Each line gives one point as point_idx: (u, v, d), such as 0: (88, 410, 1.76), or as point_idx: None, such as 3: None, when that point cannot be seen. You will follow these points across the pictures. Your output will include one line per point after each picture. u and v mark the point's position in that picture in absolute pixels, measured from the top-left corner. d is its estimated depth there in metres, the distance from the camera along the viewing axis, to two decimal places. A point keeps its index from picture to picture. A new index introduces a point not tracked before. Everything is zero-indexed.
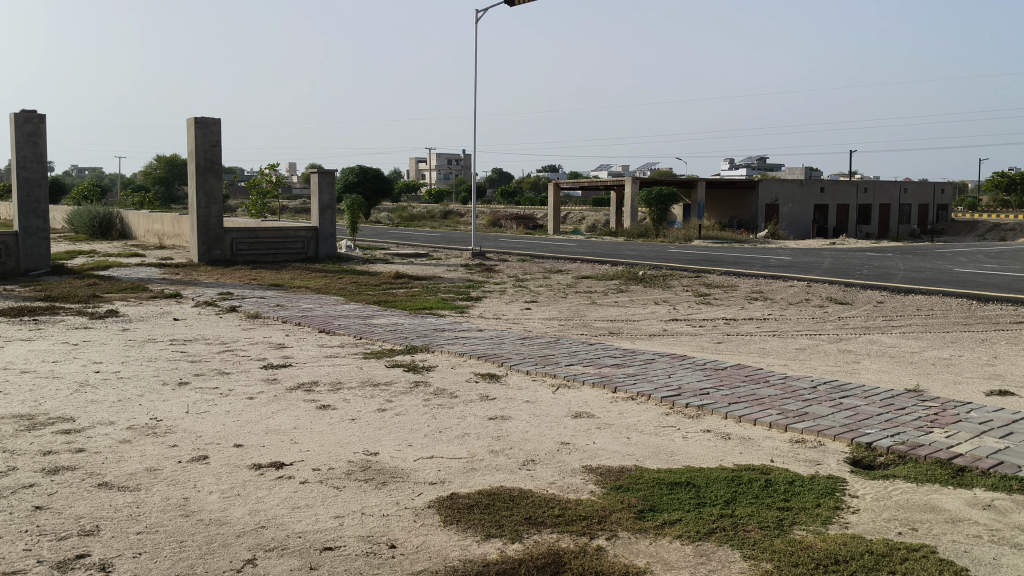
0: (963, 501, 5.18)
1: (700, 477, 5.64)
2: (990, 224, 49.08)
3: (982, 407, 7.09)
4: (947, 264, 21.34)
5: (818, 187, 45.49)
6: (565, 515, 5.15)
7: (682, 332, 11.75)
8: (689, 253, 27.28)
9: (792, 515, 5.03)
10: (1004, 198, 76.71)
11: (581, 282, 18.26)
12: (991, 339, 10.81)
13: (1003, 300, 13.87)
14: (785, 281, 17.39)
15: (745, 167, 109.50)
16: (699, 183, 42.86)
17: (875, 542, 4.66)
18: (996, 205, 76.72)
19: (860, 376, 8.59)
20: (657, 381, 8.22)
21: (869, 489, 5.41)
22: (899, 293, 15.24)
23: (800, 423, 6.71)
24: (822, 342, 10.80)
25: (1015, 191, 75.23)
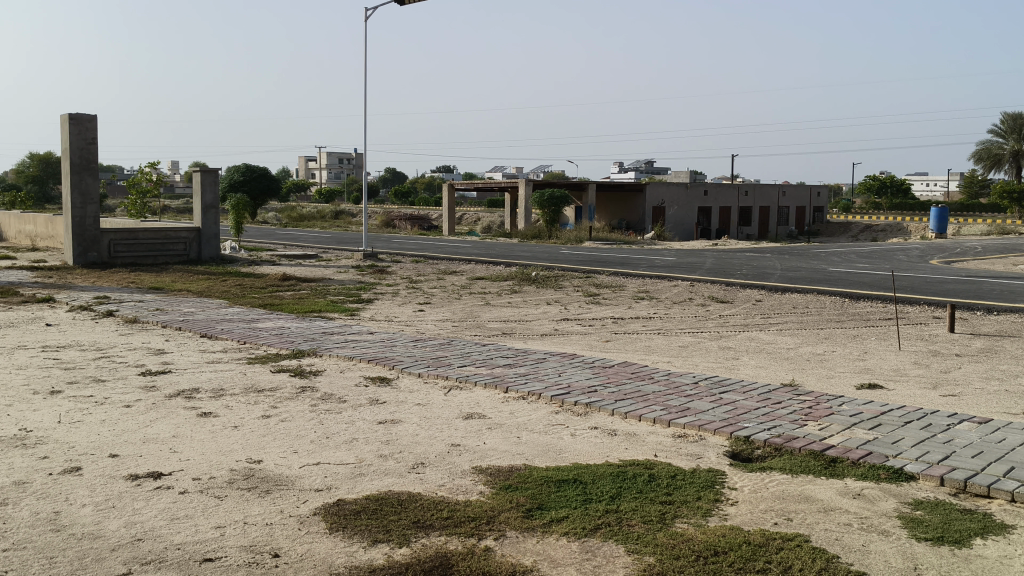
0: (835, 490, 5.41)
1: (587, 474, 5.71)
2: (862, 225, 51.91)
3: (852, 400, 7.43)
4: (821, 264, 22.30)
5: (702, 190, 46.93)
6: (453, 516, 5.13)
7: (572, 331, 11.88)
8: (580, 253, 27.77)
9: (674, 509, 5.15)
10: (874, 199, 80.89)
11: (473, 283, 18.27)
12: (862, 335, 11.35)
13: (872, 298, 14.60)
14: (670, 281, 17.82)
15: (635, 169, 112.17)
16: (589, 184, 43.53)
17: (752, 533, 4.80)
18: (867, 207, 80.80)
19: (740, 372, 8.87)
20: (547, 380, 8.27)
21: (747, 481, 5.58)
22: (777, 291, 15.85)
23: (683, 418, 6.87)
24: (705, 340, 11.10)
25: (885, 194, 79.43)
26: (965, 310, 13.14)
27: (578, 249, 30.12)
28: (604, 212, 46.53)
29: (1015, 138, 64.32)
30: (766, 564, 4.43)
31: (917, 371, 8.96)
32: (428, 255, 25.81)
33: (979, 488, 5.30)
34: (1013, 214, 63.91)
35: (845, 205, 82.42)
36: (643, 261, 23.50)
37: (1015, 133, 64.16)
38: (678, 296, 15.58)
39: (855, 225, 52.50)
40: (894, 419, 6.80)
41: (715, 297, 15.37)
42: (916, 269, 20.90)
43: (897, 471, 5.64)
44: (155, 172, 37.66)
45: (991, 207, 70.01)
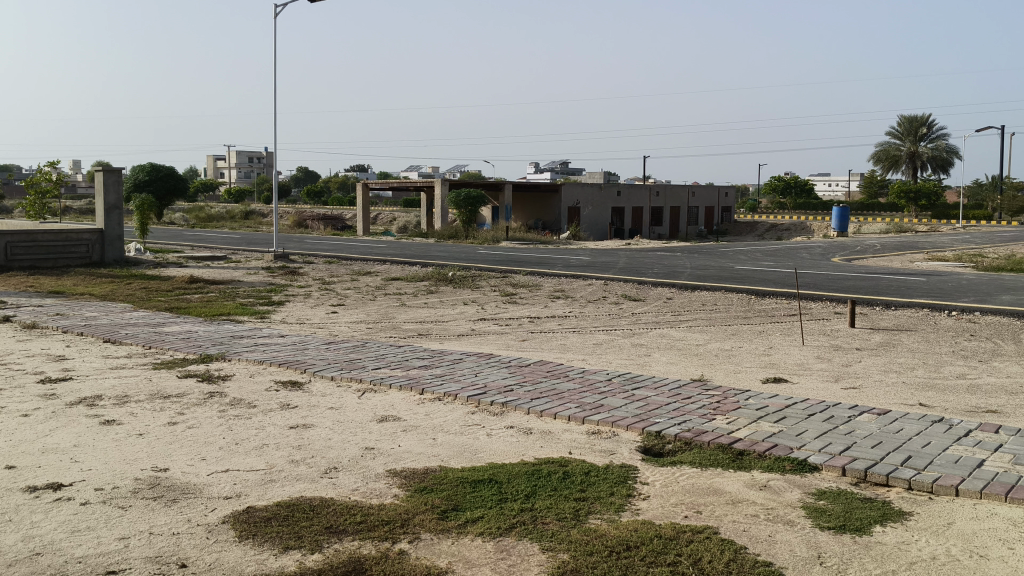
0: (743, 483, 5.55)
1: (502, 473, 5.71)
2: (768, 225, 53.49)
3: (759, 394, 7.63)
4: (729, 263, 22.87)
5: (615, 191, 47.61)
6: (366, 521, 5.06)
7: (488, 331, 11.89)
8: (496, 253, 27.82)
9: (588, 505, 5.20)
10: (780, 200, 83.35)
11: (389, 284, 18.12)
12: (768, 330, 11.68)
13: (778, 295, 15.04)
14: (584, 280, 18.02)
15: (549, 170, 113.16)
16: (506, 184, 43.62)
17: (664, 527, 4.89)
18: (773, 207, 83.17)
19: (651, 369, 9.03)
20: (463, 381, 8.25)
21: (658, 476, 5.68)
22: (687, 289, 16.18)
23: (597, 415, 6.94)
24: (618, 337, 11.25)
25: (790, 194, 81.93)
26: (864, 306, 13.66)
27: (493, 249, 30.21)
28: (520, 211, 46.75)
29: (911, 140, 67.10)
30: (676, 557, 4.50)
31: (820, 365, 9.26)
32: (343, 256, 25.53)
33: (878, 478, 5.50)
34: (909, 214, 66.85)
35: (752, 205, 84.78)
36: (557, 261, 23.70)
37: (911, 135, 66.90)
38: (592, 295, 15.77)
39: (762, 225, 54.03)
40: (799, 411, 7.01)
41: (628, 295, 15.59)
42: (819, 266, 21.64)
43: (801, 462, 5.82)
44: (55, 171, 36.22)
45: (889, 207, 72.95)
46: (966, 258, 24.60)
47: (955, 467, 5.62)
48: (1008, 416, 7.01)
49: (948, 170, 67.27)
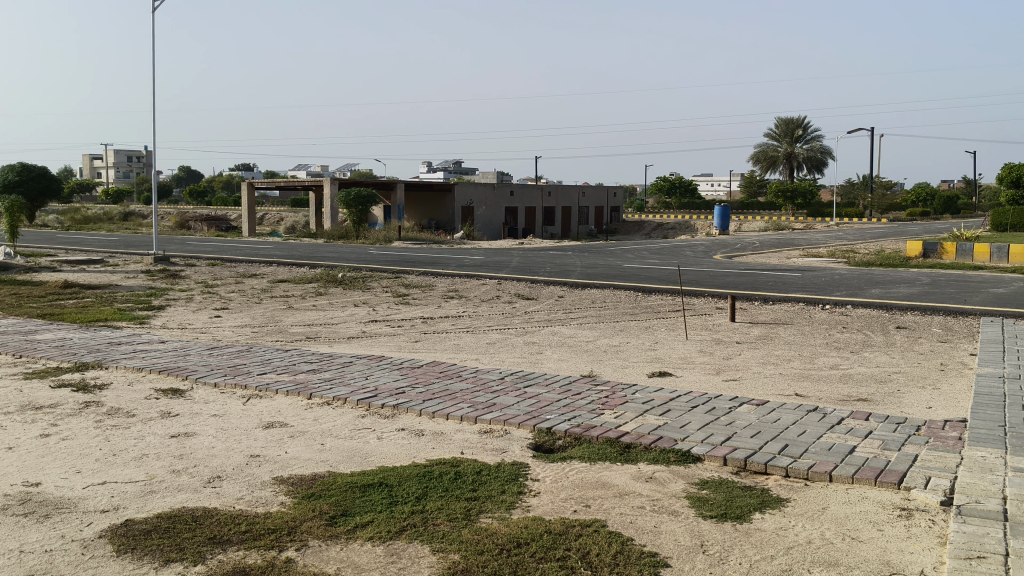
0: (630, 475, 5.67)
1: (392, 476, 5.66)
2: (655, 224, 54.84)
3: (646, 388, 7.80)
4: (618, 262, 22.77)
5: (507, 190, 47.89)
6: (252, 530, 4.94)
7: (380, 333, 11.79)
8: (388, 253, 27.57)
9: (478, 504, 5.20)
10: (666, 199, 85.45)
11: (276, 286, 17.72)
12: (654, 326, 11.97)
13: (663, 291, 15.43)
14: (477, 279, 18.06)
15: (440, 169, 112.94)
16: (398, 184, 43.29)
17: (553, 522, 4.94)
18: (659, 206, 85.22)
19: (543, 366, 9.12)
20: (354, 384, 8.14)
21: (549, 472, 5.73)
22: (577, 287, 16.40)
23: (489, 414, 6.96)
24: (510, 336, 11.31)
25: (675, 194, 83.96)
26: (744, 301, 14.15)
27: (385, 250, 29.98)
28: (413, 211, 46.48)
29: (788, 142, 69.83)
30: (565, 552, 4.55)
31: (703, 359, 9.55)
32: (228, 258, 24.82)
33: (757, 466, 5.71)
34: (787, 212, 69.68)
35: (640, 204, 86.65)
36: (449, 260, 23.66)
37: (788, 137, 69.59)
38: (485, 294, 15.82)
39: (649, 225, 55.34)
40: (683, 404, 7.21)
41: (520, 294, 15.71)
42: (702, 263, 22.29)
43: (685, 453, 5.98)
44: None
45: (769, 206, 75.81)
46: (838, 254, 25.79)
47: (828, 454, 5.88)
48: (877, 404, 7.39)
49: (822, 170, 70.39)
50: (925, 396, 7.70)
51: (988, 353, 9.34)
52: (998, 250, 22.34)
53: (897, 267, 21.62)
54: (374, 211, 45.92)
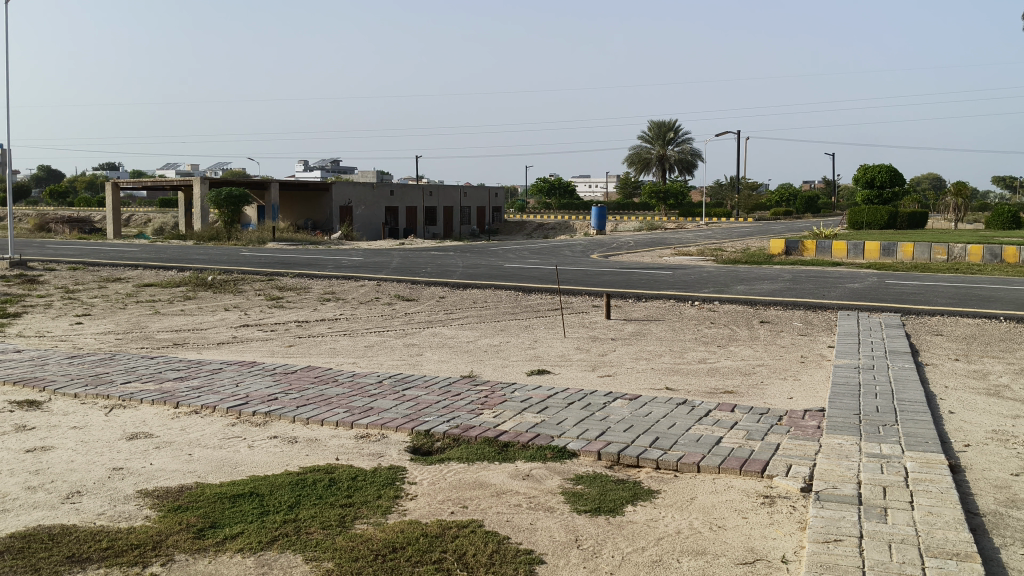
0: (507, 474, 5.70)
1: (264, 485, 5.51)
2: (535, 224, 55.49)
3: (524, 386, 7.87)
4: (499, 262, 22.86)
5: (388, 190, 47.43)
6: (114, 546, 4.71)
7: (252, 338, 11.47)
8: (262, 254, 26.86)
9: (354, 511, 5.11)
10: (546, 199, 86.44)
11: (143, 291, 17.01)
12: (533, 325, 12.09)
13: (542, 290, 15.61)
14: (355, 281, 17.84)
15: (319, 168, 111.03)
16: (272, 184, 42.26)
17: (429, 525, 4.89)
18: (539, 207, 86.08)
19: (421, 368, 9.07)
20: (224, 392, 7.88)
21: (426, 475, 5.70)
22: (457, 288, 16.41)
23: (365, 418, 6.87)
24: (389, 338, 11.21)
25: (554, 194, 85.67)
26: (619, 299, 14.46)
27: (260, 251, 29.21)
28: (290, 211, 45.53)
29: (660, 144, 71.88)
30: (442, 554, 4.52)
31: (580, 356, 9.70)
32: (90, 261, 23.67)
33: (630, 459, 5.83)
34: (661, 212, 71.63)
35: (519, 205, 87.23)
36: (328, 262, 23.27)
37: (660, 139, 71.59)
38: (363, 296, 15.64)
39: (531, 225, 55.95)
40: (560, 401, 7.30)
41: (400, 295, 15.59)
42: (579, 262, 22.68)
43: (560, 450, 6.05)
44: None
45: (645, 207, 77.69)
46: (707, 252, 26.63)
47: (697, 445, 6.06)
48: (742, 396, 7.67)
49: (694, 171, 72.70)
50: (786, 387, 8.04)
51: (844, 345, 9.84)
52: (854, 248, 23.58)
53: (762, 264, 22.53)
54: (249, 211, 44.73)
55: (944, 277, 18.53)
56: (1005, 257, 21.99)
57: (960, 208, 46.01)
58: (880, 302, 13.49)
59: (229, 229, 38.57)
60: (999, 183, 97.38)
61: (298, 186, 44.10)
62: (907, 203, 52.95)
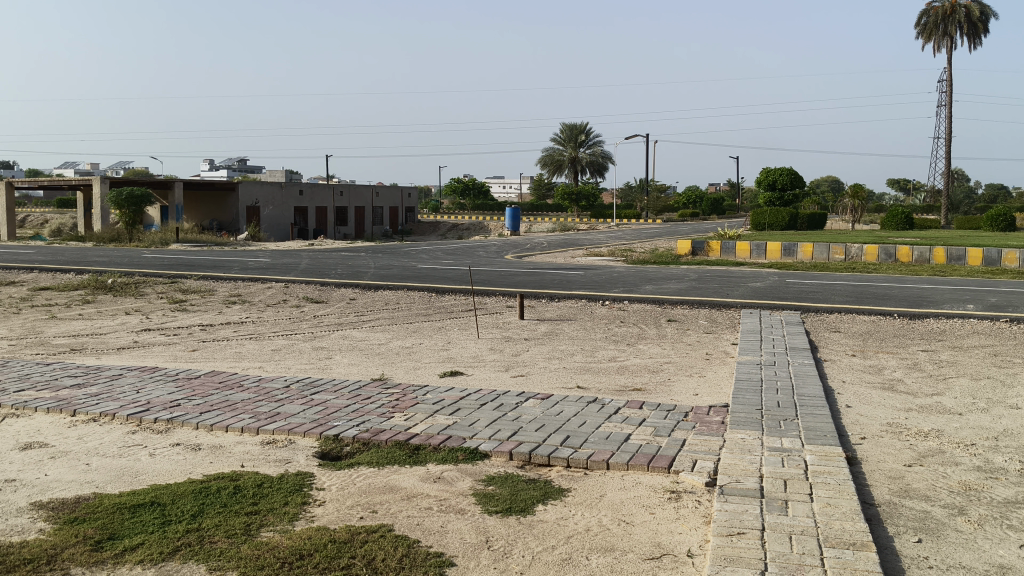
0: (418, 477, 5.67)
1: (166, 494, 5.35)
2: (449, 225, 55.44)
3: (436, 388, 7.84)
4: (409, 262, 23.15)
5: (297, 190, 46.63)
6: (5, 562, 4.50)
7: (154, 343, 11.12)
8: (166, 256, 26.12)
9: (259, 518, 5.01)
10: (459, 200, 86.26)
11: (37, 295, 16.30)
12: (446, 326, 12.05)
13: (455, 291, 15.60)
14: (263, 283, 17.48)
15: (226, 168, 108.53)
16: (176, 184, 41.13)
17: (337, 531, 4.82)
18: (453, 208, 85.75)
19: (331, 371, 8.95)
20: (124, 398, 7.63)
21: (335, 480, 5.62)
22: (368, 289, 16.26)
23: (272, 424, 6.74)
24: (297, 342, 11.02)
25: (469, 195, 85.21)
26: (533, 299, 14.55)
27: (162, 253, 28.33)
28: (196, 211, 44.36)
29: (572, 146, 72.61)
30: (350, 559, 4.46)
31: (493, 357, 9.71)
32: None
33: (541, 459, 5.87)
34: (574, 212, 72.29)
35: (433, 206, 86.67)
36: (234, 263, 22.75)
37: (572, 142, 72.37)
38: (271, 298, 15.36)
39: (445, 225, 55.83)
40: (472, 402, 7.30)
41: (309, 297, 15.37)
42: (491, 263, 22.69)
43: (472, 451, 6.05)
44: None
45: (558, 208, 78.26)
46: (617, 253, 26.99)
47: (607, 442, 6.14)
48: (651, 392, 7.81)
49: (604, 173, 73.71)
50: (692, 384, 8.21)
51: (747, 342, 10.11)
52: (757, 249, 24.25)
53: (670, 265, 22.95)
54: (152, 211, 43.40)
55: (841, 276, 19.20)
56: (898, 257, 22.94)
57: (857, 210, 47.83)
58: (782, 301, 13.90)
59: (130, 230, 37.34)
60: (894, 186, 101.58)
61: (204, 186, 43.00)
62: (807, 205, 54.79)
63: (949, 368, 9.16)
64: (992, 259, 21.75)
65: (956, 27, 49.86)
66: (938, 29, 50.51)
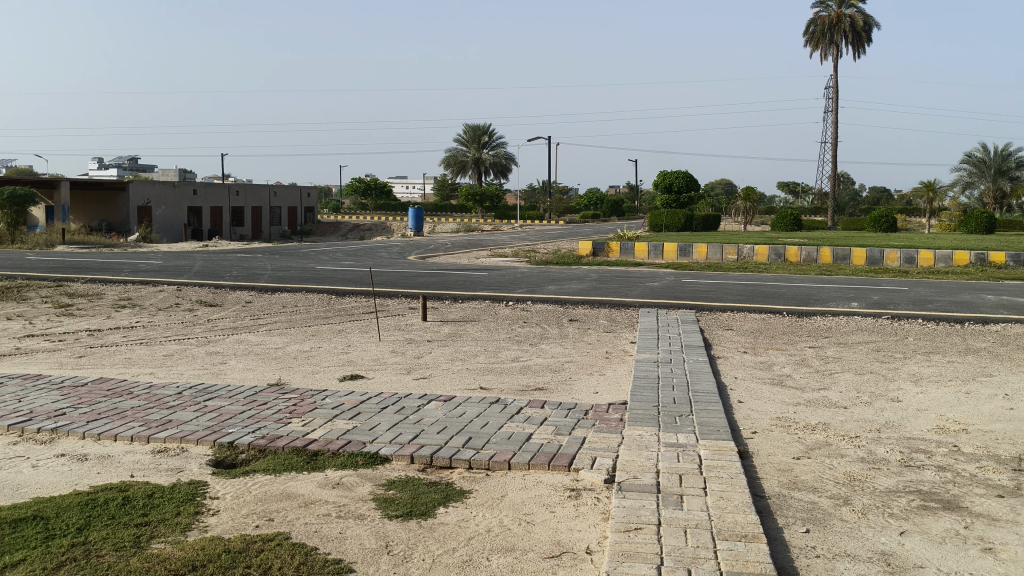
0: (316, 483, 5.58)
1: (50, 508, 5.12)
2: (350, 226, 54.88)
3: (335, 393, 7.74)
4: (305, 261, 23.54)
5: (191, 189, 45.33)
6: None
7: (37, 349, 10.64)
8: (49, 258, 25.05)
9: (149, 530, 4.85)
10: (361, 200, 85.38)
11: None
12: (346, 329, 11.92)
13: (355, 293, 15.44)
14: (154, 286, 16.94)
15: (118, 167, 104.59)
16: (62, 183, 39.51)
17: (232, 540, 4.71)
18: (354, 207, 84.75)
19: (226, 377, 8.74)
20: (3, 408, 7.27)
21: (229, 488, 5.49)
22: (266, 292, 15.95)
23: (164, 431, 6.54)
24: (191, 347, 10.72)
25: (371, 195, 84.04)
26: (435, 300, 14.54)
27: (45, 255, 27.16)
28: (84, 211, 42.69)
29: (475, 146, 72.58)
30: (245, 569, 4.36)
31: (394, 359, 9.66)
32: None
33: (442, 461, 5.86)
34: (477, 213, 72.42)
35: (334, 206, 85.26)
36: (124, 265, 21.97)
37: (475, 143, 72.42)
38: (163, 302, 14.90)
39: (347, 226, 55.21)
40: (372, 406, 7.24)
41: (204, 301, 14.96)
42: (391, 264, 22.53)
43: (372, 455, 6.00)
44: None
45: (462, 209, 78.17)
46: (520, 254, 27.23)
47: (508, 443, 6.18)
48: (553, 392, 7.89)
49: (508, 174, 74.28)
50: (592, 382, 8.35)
51: (645, 340, 10.34)
52: (654, 249, 24.79)
53: (570, 265, 23.24)
54: (37, 211, 41.50)
55: (734, 276, 19.76)
56: (788, 257, 23.78)
57: (751, 211, 49.40)
58: (679, 300, 14.26)
59: (12, 230, 35.61)
60: (785, 188, 105.29)
61: (91, 185, 41.39)
62: (703, 206, 56.26)
63: (834, 363, 9.55)
64: (875, 258, 22.79)
65: (841, 36, 52.08)
66: (824, 39, 52.57)
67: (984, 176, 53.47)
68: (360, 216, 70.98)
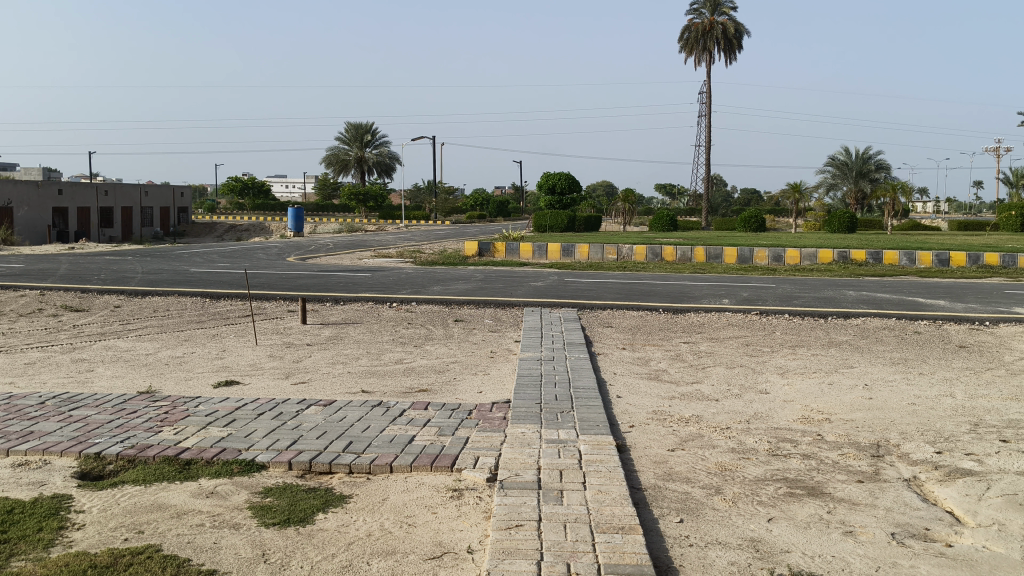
0: (189, 493, 5.44)
1: None
2: (226, 227, 53.45)
3: (209, 399, 7.54)
4: (179, 263, 23.14)
5: (56, 189, 43.19)
6: None
7: None
8: None
9: (9, 547, 4.62)
10: (238, 200, 83.24)
11: None
12: (222, 333, 11.60)
13: (230, 296, 15.06)
14: (13, 291, 16.05)
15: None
16: None
17: (99, 555, 4.54)
18: (231, 207, 82.43)
19: (93, 385, 8.38)
20: None
21: (96, 501, 5.28)
22: (135, 296, 15.37)
23: (24, 444, 6.23)
24: (54, 354, 10.22)
25: (247, 195, 81.89)
26: (316, 302, 14.33)
27: None
28: None
29: (357, 145, 71.74)
30: None
31: (272, 363, 9.47)
32: None
33: (322, 466, 5.80)
34: (360, 213, 71.60)
35: (210, 207, 82.79)
36: None
37: (358, 142, 71.55)
38: (24, 307, 14.15)
39: (222, 226, 53.73)
40: (248, 412, 7.09)
41: (68, 306, 14.28)
42: (269, 266, 22.06)
43: (248, 463, 5.88)
44: None
45: (345, 209, 77.09)
46: (404, 254, 27.21)
47: (389, 445, 6.16)
48: (436, 393, 7.91)
49: (392, 173, 73.95)
50: (476, 382, 8.40)
51: (528, 339, 10.47)
52: (538, 249, 25.13)
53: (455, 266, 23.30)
54: None
55: (612, 274, 20.24)
56: (664, 256, 24.48)
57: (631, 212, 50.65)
58: (558, 299, 14.52)
59: None
60: (662, 190, 108.24)
61: None
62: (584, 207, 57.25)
63: (707, 358, 9.90)
64: (746, 257, 23.68)
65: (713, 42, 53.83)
66: (698, 45, 54.32)
67: (847, 177, 56.26)
68: (238, 216, 69.18)
